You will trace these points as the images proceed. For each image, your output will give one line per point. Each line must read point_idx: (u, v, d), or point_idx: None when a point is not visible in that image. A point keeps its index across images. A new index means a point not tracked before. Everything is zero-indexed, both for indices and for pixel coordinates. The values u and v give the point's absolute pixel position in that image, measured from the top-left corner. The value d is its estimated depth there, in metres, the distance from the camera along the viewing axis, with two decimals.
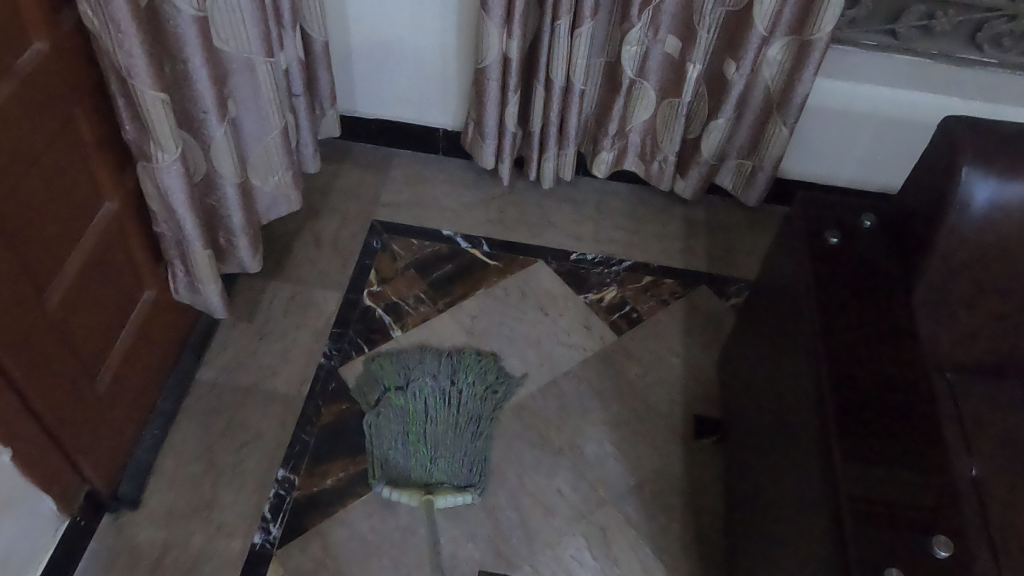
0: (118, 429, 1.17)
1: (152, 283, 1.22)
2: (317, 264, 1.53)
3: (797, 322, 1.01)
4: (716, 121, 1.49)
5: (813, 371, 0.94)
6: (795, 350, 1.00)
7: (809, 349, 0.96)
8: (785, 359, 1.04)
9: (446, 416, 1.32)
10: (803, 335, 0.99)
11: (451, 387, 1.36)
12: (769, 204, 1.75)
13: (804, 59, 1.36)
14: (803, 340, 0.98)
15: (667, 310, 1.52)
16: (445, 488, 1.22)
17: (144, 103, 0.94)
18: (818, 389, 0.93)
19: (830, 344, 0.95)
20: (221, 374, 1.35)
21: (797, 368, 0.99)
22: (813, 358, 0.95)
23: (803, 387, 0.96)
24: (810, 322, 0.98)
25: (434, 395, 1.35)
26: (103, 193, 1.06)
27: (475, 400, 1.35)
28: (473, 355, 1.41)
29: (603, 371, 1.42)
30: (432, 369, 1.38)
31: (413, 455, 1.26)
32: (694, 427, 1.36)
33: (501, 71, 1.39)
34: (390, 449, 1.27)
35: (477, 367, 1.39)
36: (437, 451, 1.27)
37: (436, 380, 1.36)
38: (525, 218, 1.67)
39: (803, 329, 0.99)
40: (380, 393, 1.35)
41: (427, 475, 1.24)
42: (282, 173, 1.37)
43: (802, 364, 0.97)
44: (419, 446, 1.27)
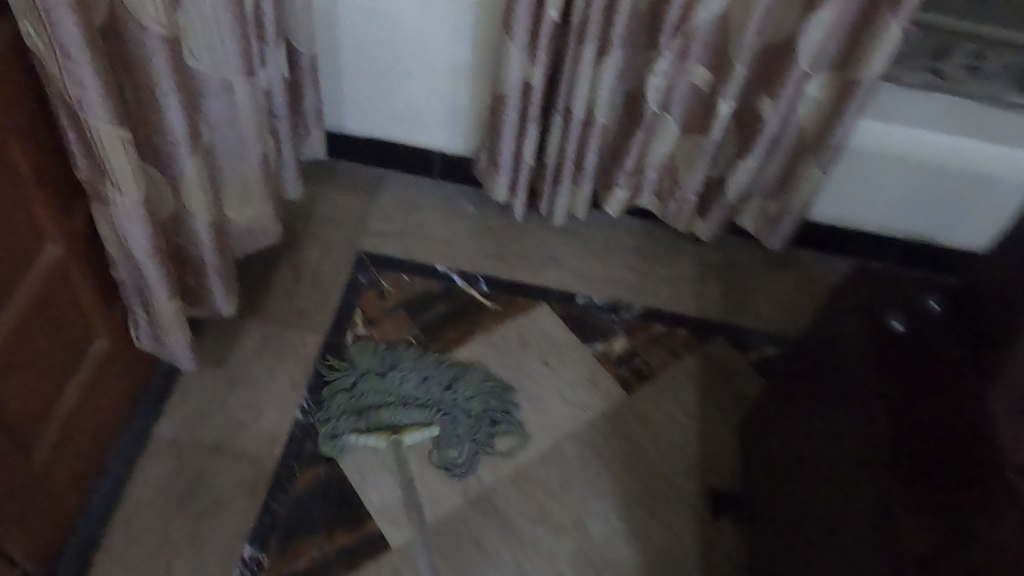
0: (60, 500, 1.01)
1: (105, 330, 1.05)
2: (297, 301, 1.38)
3: (852, 412, 0.91)
4: (744, 162, 1.36)
5: (873, 471, 0.84)
6: (847, 441, 0.90)
7: (869, 444, 0.86)
8: (833, 450, 0.93)
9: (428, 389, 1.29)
10: (860, 424, 0.89)
11: (440, 391, 1.29)
12: (794, 246, 1.61)
13: (848, 100, 1.23)
14: (861, 430, 0.88)
15: (681, 365, 1.39)
16: (411, 425, 1.24)
17: (97, 141, 0.77)
18: (881, 489, 0.82)
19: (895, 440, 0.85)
20: (183, 429, 1.19)
21: (849, 462, 0.88)
22: (873, 456, 0.85)
23: (857, 485, 0.85)
24: (870, 412, 0.88)
25: (417, 389, 1.28)
26: (46, 236, 0.89)
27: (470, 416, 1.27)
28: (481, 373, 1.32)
29: (611, 434, 1.28)
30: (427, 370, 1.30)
31: (385, 413, 1.24)
32: (710, 502, 1.23)
33: (520, 98, 1.29)
34: (359, 421, 1.23)
35: (479, 385, 1.31)
36: (411, 404, 1.26)
37: (424, 383, 1.29)
38: (527, 254, 1.53)
39: (862, 420, 0.89)
40: (356, 377, 1.28)
41: (396, 418, 1.24)
42: (261, 204, 1.21)
43: (857, 460, 0.87)
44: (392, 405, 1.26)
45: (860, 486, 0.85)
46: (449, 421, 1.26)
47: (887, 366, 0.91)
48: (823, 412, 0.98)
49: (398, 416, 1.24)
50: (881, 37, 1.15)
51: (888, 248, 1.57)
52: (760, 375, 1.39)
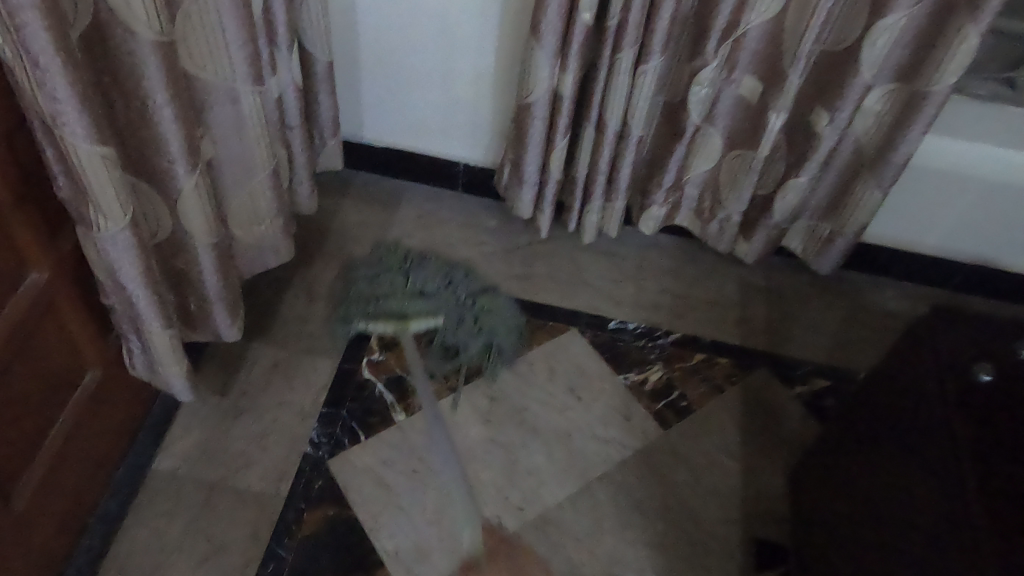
0: (44, 548, 0.93)
1: (96, 361, 0.97)
2: (308, 324, 1.29)
3: (929, 453, 0.81)
4: (794, 180, 1.25)
5: (961, 533, 0.73)
6: (925, 499, 0.79)
7: (956, 504, 0.75)
8: (904, 508, 0.82)
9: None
10: (932, 455, 0.80)
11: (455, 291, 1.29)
12: (843, 269, 1.50)
13: (914, 115, 1.12)
14: (932, 461, 0.80)
15: (721, 398, 1.28)
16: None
17: (76, 160, 0.69)
18: (974, 556, 0.70)
19: (988, 503, 0.74)
20: (183, 464, 1.11)
21: (928, 523, 0.77)
22: (963, 518, 0.73)
23: (942, 550, 0.74)
24: (955, 468, 0.77)
25: (435, 288, 1.28)
26: (27, 262, 0.81)
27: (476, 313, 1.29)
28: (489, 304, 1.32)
29: (645, 476, 1.18)
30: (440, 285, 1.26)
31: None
32: (755, 554, 1.12)
33: (549, 108, 1.19)
34: (371, 296, 1.26)
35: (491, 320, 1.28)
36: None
37: (438, 283, 1.29)
38: (555, 274, 1.43)
39: (945, 476, 0.78)
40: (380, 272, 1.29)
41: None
42: (270, 221, 1.12)
43: (941, 522, 0.75)
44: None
45: (944, 550, 0.74)
46: (454, 314, 1.27)
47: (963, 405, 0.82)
48: (892, 470, 0.87)
49: (406, 305, 1.24)
50: (956, 45, 1.03)
51: (947, 272, 1.45)
52: (808, 412, 1.28)
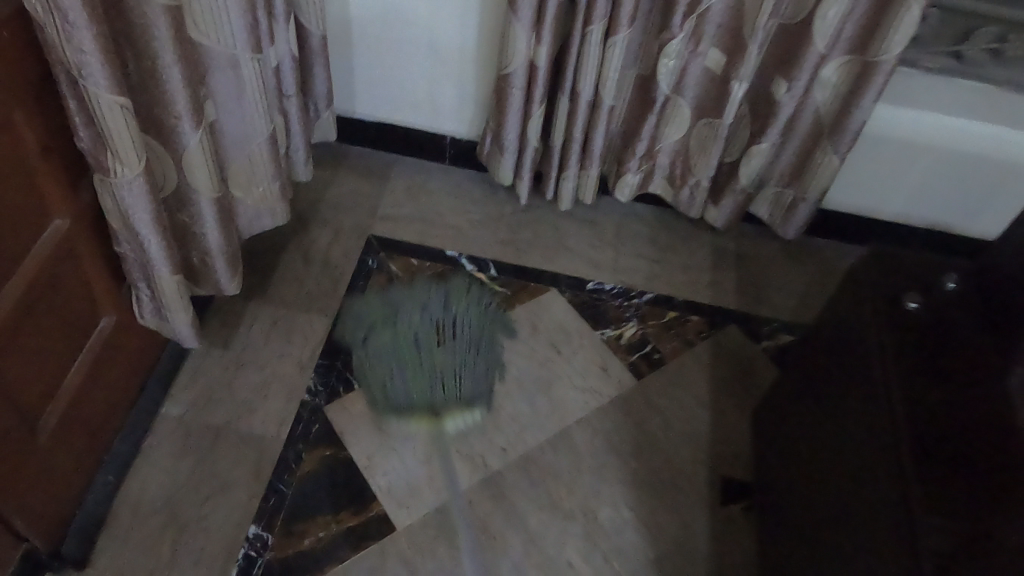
0: (64, 479, 1.01)
1: (111, 308, 1.05)
2: (304, 285, 1.37)
3: (861, 349, 0.92)
4: (758, 146, 1.34)
5: (889, 444, 0.82)
6: (864, 418, 0.88)
7: (886, 419, 0.84)
8: (849, 424, 0.91)
9: (448, 355, 1.21)
10: (863, 351, 0.92)
11: (448, 314, 1.28)
12: (809, 236, 1.59)
13: (864, 84, 1.21)
14: (864, 355, 0.91)
15: (693, 352, 1.37)
16: (451, 407, 1.20)
17: (96, 108, 0.78)
18: (898, 462, 0.80)
19: (913, 416, 0.83)
20: (190, 410, 1.19)
21: (865, 432, 0.87)
22: (890, 430, 0.83)
23: (876, 461, 0.84)
24: (885, 387, 0.86)
25: (424, 318, 1.26)
26: (51, 211, 0.89)
27: (476, 323, 1.29)
28: (461, 281, 1.37)
29: (620, 422, 1.27)
30: (422, 303, 1.28)
31: (412, 385, 1.18)
32: (722, 491, 1.21)
33: (527, 79, 1.28)
34: (382, 384, 1.20)
35: (470, 296, 1.34)
36: (434, 377, 1.19)
37: (426, 312, 1.27)
38: (538, 240, 1.52)
39: (872, 374, 0.89)
40: (366, 330, 1.26)
41: (430, 403, 1.19)
42: (268, 184, 1.20)
43: (875, 435, 0.85)
44: (409, 371, 1.19)
45: (877, 459, 0.83)
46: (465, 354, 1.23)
47: (893, 321, 0.91)
48: (839, 395, 0.96)
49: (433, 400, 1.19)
50: (901, 17, 1.11)
51: (906, 238, 1.54)
52: (773, 364, 1.37)
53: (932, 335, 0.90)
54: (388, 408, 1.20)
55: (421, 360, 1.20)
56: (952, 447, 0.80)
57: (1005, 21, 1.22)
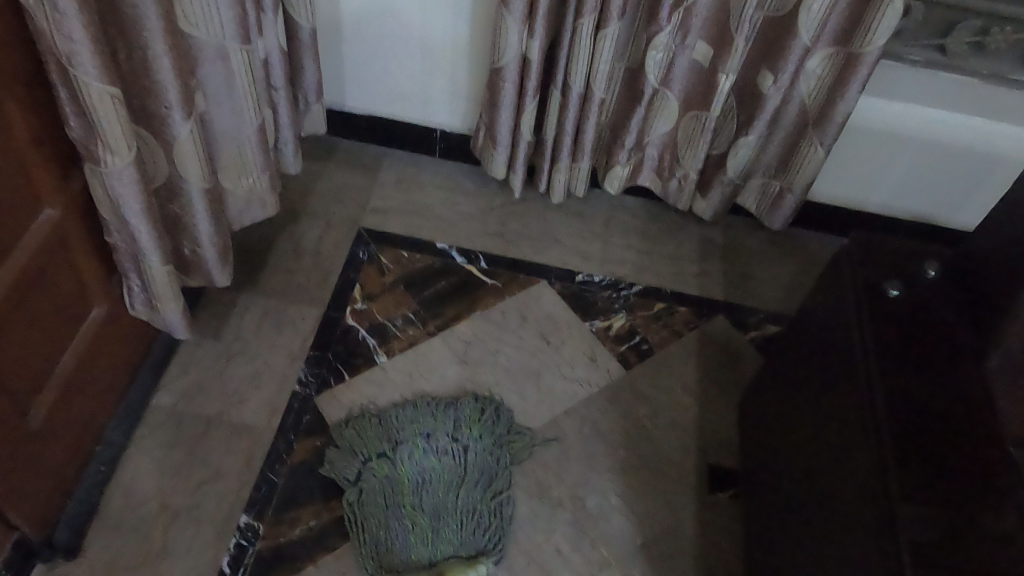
0: (57, 468, 1.01)
1: (102, 298, 1.06)
2: (295, 276, 1.38)
3: (842, 321, 0.95)
4: (745, 138, 1.35)
5: (865, 421, 0.84)
6: (842, 396, 0.90)
7: (863, 397, 0.86)
8: (828, 392, 0.94)
9: (449, 502, 1.16)
10: (844, 324, 0.94)
11: (454, 446, 1.21)
12: (795, 227, 1.61)
13: (849, 76, 1.22)
14: (844, 328, 0.94)
15: (680, 342, 1.38)
16: (450, 557, 1.11)
17: (87, 98, 0.79)
18: (874, 440, 0.82)
19: (889, 396, 0.85)
20: (181, 400, 1.20)
21: (843, 397, 0.90)
22: (866, 408, 0.85)
23: (853, 438, 0.86)
24: (863, 365, 0.88)
25: (429, 458, 1.20)
26: (43, 200, 0.90)
27: (484, 455, 1.21)
28: (471, 404, 1.25)
29: (609, 411, 1.28)
30: (432, 446, 1.21)
31: (414, 538, 1.12)
32: (708, 478, 1.22)
33: (519, 71, 1.29)
34: (382, 540, 1.10)
35: (484, 422, 1.24)
36: (435, 529, 1.13)
37: (433, 444, 1.21)
38: (527, 232, 1.53)
39: (851, 344, 0.91)
40: (361, 465, 1.17)
41: (432, 552, 1.11)
42: (258, 176, 1.21)
43: (851, 413, 0.87)
44: (410, 525, 1.13)
45: (853, 437, 0.85)
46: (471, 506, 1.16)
47: (874, 305, 0.93)
48: (822, 381, 0.98)
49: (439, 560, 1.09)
50: (884, 10, 1.13)
51: (890, 230, 1.56)
52: (759, 354, 1.38)
53: (912, 314, 0.92)
54: (380, 558, 1.09)
55: (426, 517, 1.15)
56: (925, 416, 0.84)
57: (988, 14, 1.22)
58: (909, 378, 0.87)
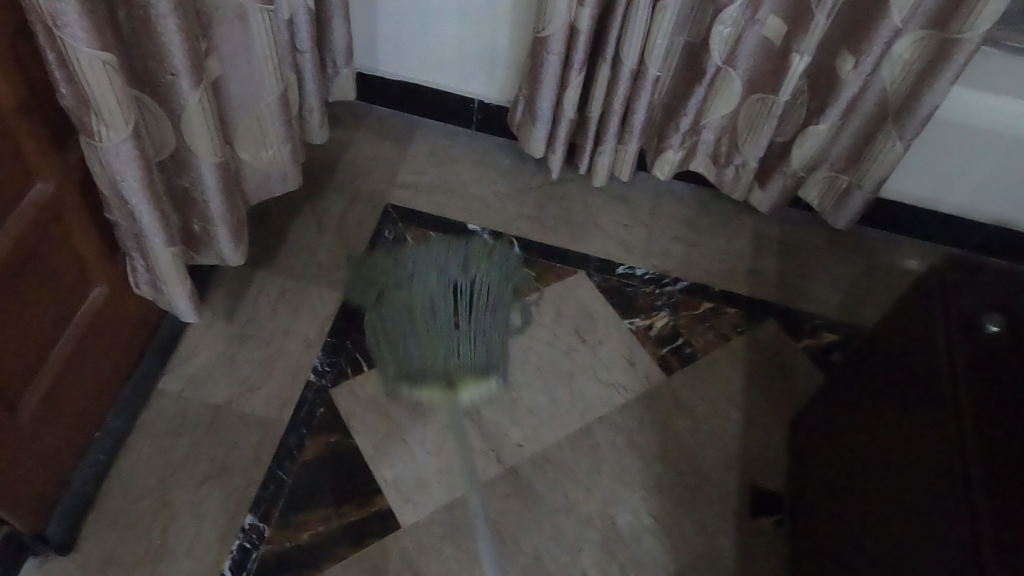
0: (51, 458, 0.94)
1: (102, 278, 0.98)
2: (315, 256, 1.29)
3: (925, 331, 0.85)
4: (815, 127, 1.22)
5: (948, 408, 0.77)
6: (924, 441, 0.79)
7: (954, 450, 0.74)
8: (903, 399, 0.85)
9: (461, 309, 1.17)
10: (928, 329, 0.85)
11: (462, 277, 1.20)
12: (859, 225, 1.47)
13: (942, 64, 1.08)
14: (930, 332, 0.84)
15: (728, 348, 1.27)
16: (465, 378, 1.13)
17: (76, 62, 0.69)
18: (966, 498, 0.71)
19: (976, 379, 0.78)
20: (188, 385, 1.13)
21: (924, 384, 0.82)
22: (959, 463, 0.73)
23: (937, 474, 0.75)
24: (955, 415, 0.76)
25: (438, 292, 1.17)
26: (33, 174, 0.81)
27: (495, 289, 1.22)
28: (478, 244, 1.27)
29: (645, 419, 1.18)
30: (440, 260, 1.21)
31: (422, 350, 1.12)
32: (751, 502, 1.12)
33: (566, 42, 1.16)
34: (399, 351, 1.14)
35: (491, 259, 1.25)
36: (447, 338, 1.12)
37: (442, 270, 1.19)
38: (566, 216, 1.41)
39: (935, 342, 0.83)
40: (377, 293, 1.21)
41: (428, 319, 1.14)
42: (276, 147, 1.11)
43: (937, 468, 0.75)
44: (414, 316, 1.14)
45: (934, 426, 0.78)
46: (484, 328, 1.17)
47: (968, 333, 0.81)
48: (892, 414, 0.87)
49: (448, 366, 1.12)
50: None
51: (966, 233, 1.42)
52: (813, 365, 1.27)
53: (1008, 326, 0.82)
54: (398, 326, 1.15)
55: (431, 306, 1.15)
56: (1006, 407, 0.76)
57: None
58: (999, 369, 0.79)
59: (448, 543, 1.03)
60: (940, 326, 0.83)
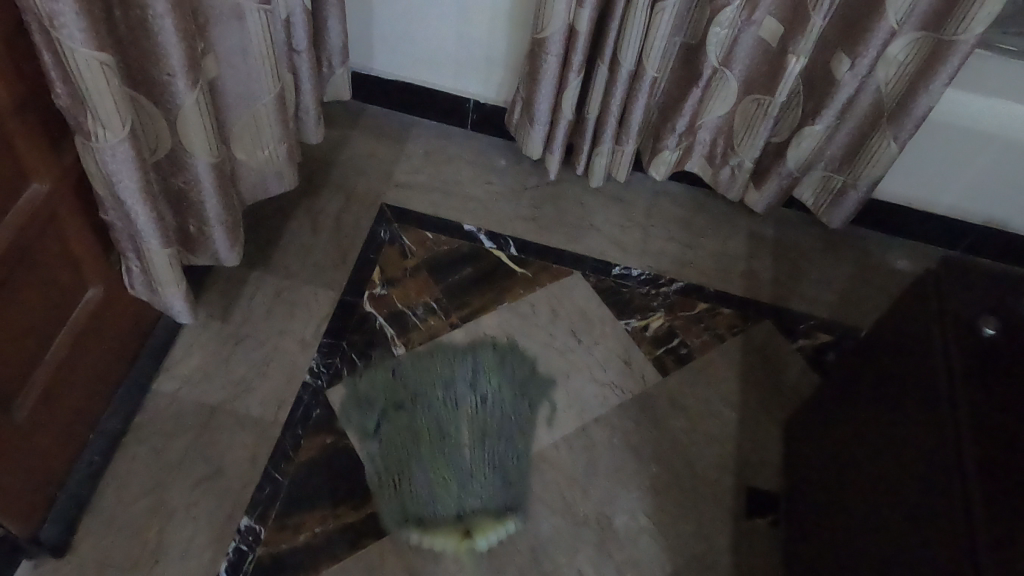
0: (46, 460, 0.94)
1: (97, 278, 0.97)
2: (311, 256, 1.29)
3: (921, 333, 0.85)
4: (811, 127, 1.22)
5: (945, 410, 0.78)
6: (922, 444, 0.79)
7: (951, 452, 0.75)
8: (899, 400, 0.85)
9: (475, 429, 1.14)
10: (924, 331, 0.85)
11: (476, 393, 1.17)
12: (853, 225, 1.48)
13: (937, 66, 1.09)
14: (927, 335, 0.84)
15: (723, 348, 1.28)
16: (482, 519, 1.06)
17: (73, 63, 0.69)
18: (964, 501, 0.71)
19: (971, 380, 0.78)
20: (183, 386, 1.12)
21: (920, 387, 0.82)
22: (956, 466, 0.74)
23: (935, 477, 0.76)
24: (953, 418, 0.76)
25: (448, 410, 1.15)
26: (28, 174, 0.80)
27: (508, 404, 1.17)
28: (489, 352, 1.22)
29: (641, 420, 1.18)
30: (448, 377, 1.18)
31: (434, 483, 1.08)
32: (746, 502, 1.12)
33: (564, 43, 1.16)
34: (410, 494, 1.07)
35: (503, 369, 1.20)
36: (462, 478, 1.09)
37: (453, 391, 1.17)
38: (562, 216, 1.41)
39: (931, 344, 0.83)
40: (378, 416, 1.13)
41: (450, 455, 1.11)
42: (273, 148, 1.10)
43: (934, 471, 0.76)
44: (434, 487, 1.08)
45: (930, 428, 0.78)
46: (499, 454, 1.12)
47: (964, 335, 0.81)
48: (888, 416, 0.87)
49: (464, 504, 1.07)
50: None
51: (958, 234, 1.43)
52: (808, 366, 1.27)
53: (1003, 327, 0.82)
54: (407, 460, 1.09)
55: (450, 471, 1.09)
56: (1001, 409, 0.76)
57: None
58: (993, 370, 0.79)
59: (446, 544, 1.03)
60: (935, 328, 0.83)
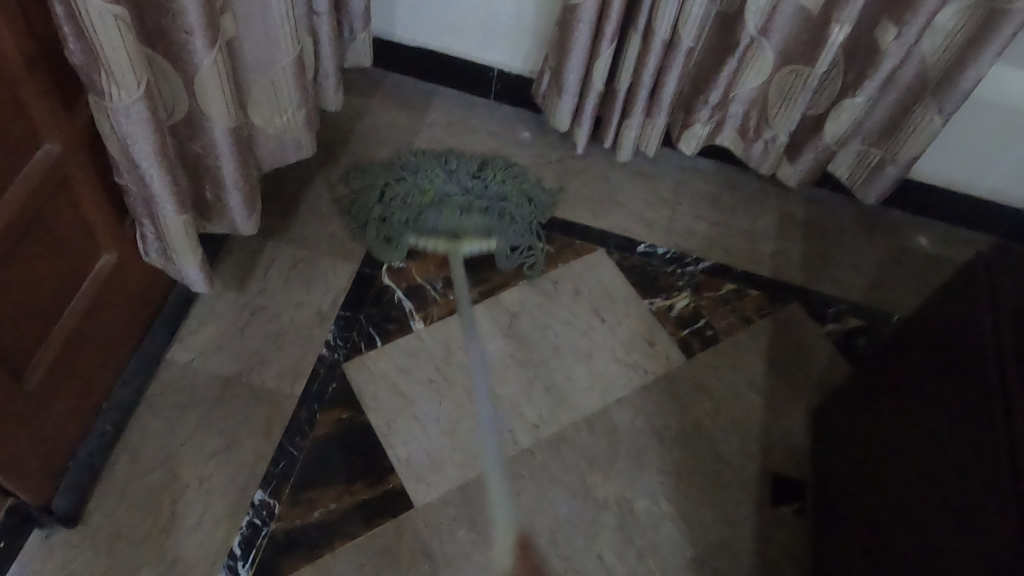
0: (59, 429, 0.92)
1: (111, 245, 0.94)
2: (329, 226, 1.26)
3: (969, 316, 0.81)
4: (851, 100, 1.17)
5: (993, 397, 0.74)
6: (967, 434, 0.75)
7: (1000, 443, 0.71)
8: (942, 387, 0.81)
9: (465, 188, 1.27)
10: (972, 314, 0.81)
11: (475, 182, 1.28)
12: (887, 207, 1.43)
13: (988, 37, 1.03)
14: (975, 318, 0.80)
15: (750, 331, 1.24)
16: (469, 233, 1.24)
17: (86, 16, 0.65)
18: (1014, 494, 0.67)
19: None
20: (198, 356, 1.10)
21: (965, 372, 0.78)
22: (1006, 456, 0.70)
23: (980, 468, 0.72)
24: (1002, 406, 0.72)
25: (448, 184, 1.27)
26: (40, 134, 0.77)
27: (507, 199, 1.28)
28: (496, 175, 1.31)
29: (664, 402, 1.15)
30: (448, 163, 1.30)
31: (432, 228, 1.24)
32: (772, 489, 1.09)
33: (596, 9, 1.11)
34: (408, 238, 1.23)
35: (507, 172, 1.33)
36: (454, 207, 1.24)
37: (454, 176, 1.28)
38: (587, 192, 1.37)
39: (978, 328, 0.79)
40: (380, 190, 1.26)
41: (454, 225, 1.24)
42: (292, 113, 1.07)
43: (981, 463, 0.72)
44: (423, 201, 1.24)
45: (978, 416, 0.74)
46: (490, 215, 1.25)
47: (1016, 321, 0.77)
48: (928, 403, 0.83)
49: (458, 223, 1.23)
50: None
51: (997, 218, 1.38)
52: (837, 351, 1.23)
53: None
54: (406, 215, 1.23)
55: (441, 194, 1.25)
56: None
57: None
58: None
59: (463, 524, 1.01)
60: (985, 312, 0.79)
